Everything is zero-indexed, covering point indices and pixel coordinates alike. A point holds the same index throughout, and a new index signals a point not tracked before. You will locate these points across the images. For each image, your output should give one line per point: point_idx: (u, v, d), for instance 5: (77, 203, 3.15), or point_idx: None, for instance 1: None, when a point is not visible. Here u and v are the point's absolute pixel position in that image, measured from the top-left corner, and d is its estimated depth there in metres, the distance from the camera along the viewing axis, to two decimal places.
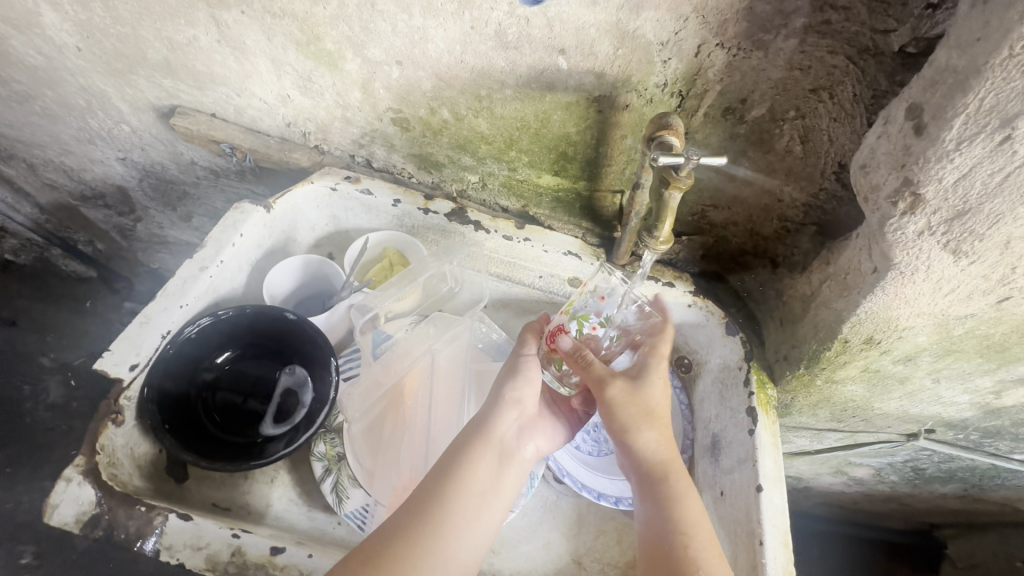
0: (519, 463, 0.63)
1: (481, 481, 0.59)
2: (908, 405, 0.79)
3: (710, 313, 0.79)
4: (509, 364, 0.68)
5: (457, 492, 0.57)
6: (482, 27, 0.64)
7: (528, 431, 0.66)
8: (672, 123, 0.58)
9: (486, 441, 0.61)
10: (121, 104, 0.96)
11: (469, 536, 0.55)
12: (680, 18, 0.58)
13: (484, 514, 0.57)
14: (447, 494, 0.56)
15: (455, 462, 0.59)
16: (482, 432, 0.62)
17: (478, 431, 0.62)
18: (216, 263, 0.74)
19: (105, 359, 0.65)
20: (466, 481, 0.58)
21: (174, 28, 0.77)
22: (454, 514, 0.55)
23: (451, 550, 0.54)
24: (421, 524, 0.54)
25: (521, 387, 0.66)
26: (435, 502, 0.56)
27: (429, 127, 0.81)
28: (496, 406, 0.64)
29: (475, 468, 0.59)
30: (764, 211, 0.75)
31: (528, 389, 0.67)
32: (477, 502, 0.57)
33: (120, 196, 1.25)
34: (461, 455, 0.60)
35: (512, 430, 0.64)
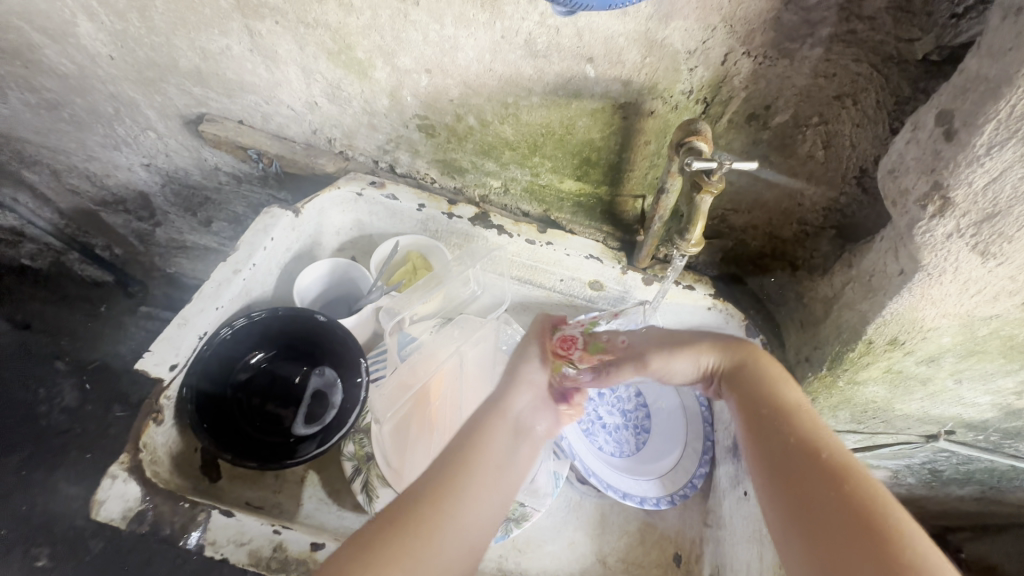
0: (531, 440, 0.62)
1: (497, 452, 0.57)
2: (929, 406, 0.80)
3: (730, 315, 0.80)
4: (524, 346, 0.67)
5: (474, 461, 0.55)
6: (512, 36, 0.66)
7: (543, 413, 0.65)
8: (702, 129, 0.60)
9: (500, 414, 0.60)
10: (149, 111, 0.98)
11: (484, 508, 0.53)
12: (708, 28, 0.60)
13: (500, 490, 0.55)
14: (465, 464, 0.54)
15: (470, 436, 0.57)
16: (497, 404, 0.61)
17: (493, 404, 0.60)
18: (249, 266, 0.76)
19: (147, 359, 0.67)
20: (481, 452, 0.56)
21: (208, 38, 0.79)
22: (473, 483, 0.54)
23: (467, 519, 0.52)
24: (437, 492, 0.52)
25: (533, 369, 0.65)
26: (449, 473, 0.54)
27: (454, 133, 0.83)
28: (511, 382, 0.63)
29: (491, 439, 0.57)
30: (784, 215, 0.77)
31: (541, 369, 0.65)
32: (494, 474, 0.56)
33: (141, 201, 1.27)
34: (476, 429, 0.58)
35: (527, 408, 0.63)
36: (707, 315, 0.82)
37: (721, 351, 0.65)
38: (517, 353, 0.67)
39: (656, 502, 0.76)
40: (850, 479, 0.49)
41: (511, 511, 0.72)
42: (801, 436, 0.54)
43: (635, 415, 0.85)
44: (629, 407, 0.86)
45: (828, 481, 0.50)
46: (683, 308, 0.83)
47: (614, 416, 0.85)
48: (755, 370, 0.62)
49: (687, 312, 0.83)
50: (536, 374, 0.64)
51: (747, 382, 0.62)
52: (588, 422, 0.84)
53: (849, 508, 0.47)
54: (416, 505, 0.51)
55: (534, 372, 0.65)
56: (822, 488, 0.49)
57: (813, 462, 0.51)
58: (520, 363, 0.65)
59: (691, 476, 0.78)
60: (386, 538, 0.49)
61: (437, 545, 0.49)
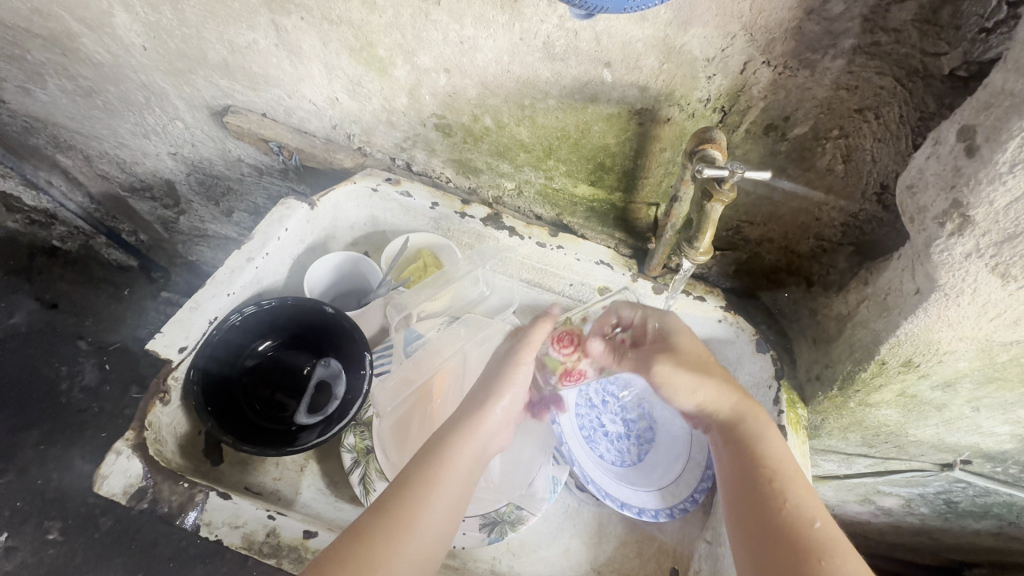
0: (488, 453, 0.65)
1: (458, 477, 0.58)
2: (944, 433, 0.77)
3: (740, 329, 0.79)
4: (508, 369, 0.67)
5: (436, 488, 0.56)
6: (531, 39, 0.66)
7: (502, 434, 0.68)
8: (716, 137, 0.59)
9: (466, 438, 0.61)
10: (178, 101, 1.01)
11: (438, 530, 0.55)
12: (728, 36, 0.59)
13: (450, 517, 0.57)
14: (431, 487, 0.56)
15: (434, 453, 0.59)
16: (468, 427, 0.62)
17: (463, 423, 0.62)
18: (262, 255, 0.77)
19: (157, 340, 0.68)
20: (444, 478, 0.57)
21: (236, 31, 0.81)
22: (430, 507, 0.55)
23: (412, 549, 0.53)
24: (397, 512, 0.54)
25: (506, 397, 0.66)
26: (410, 494, 0.55)
27: (471, 134, 0.83)
28: (483, 406, 0.64)
29: (455, 464, 0.59)
30: (800, 229, 0.75)
31: (514, 398, 0.67)
32: (451, 501, 0.57)
33: (166, 189, 1.30)
34: (444, 445, 0.59)
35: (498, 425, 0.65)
36: (716, 327, 0.80)
37: (727, 394, 0.65)
38: (495, 371, 0.68)
39: (655, 514, 0.75)
40: (830, 553, 0.51)
41: (506, 513, 0.73)
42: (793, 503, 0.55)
43: (639, 425, 0.84)
44: (633, 416, 0.84)
45: (805, 552, 0.51)
46: (692, 318, 0.81)
47: (617, 424, 0.84)
48: (752, 423, 0.63)
49: (696, 324, 0.82)
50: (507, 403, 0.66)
51: (735, 425, 0.64)
52: (590, 428, 0.83)
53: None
54: (379, 523, 0.53)
55: (506, 404, 0.66)
56: (793, 554, 0.52)
57: (794, 529, 0.53)
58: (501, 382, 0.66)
59: (693, 491, 0.76)
60: (342, 553, 0.51)
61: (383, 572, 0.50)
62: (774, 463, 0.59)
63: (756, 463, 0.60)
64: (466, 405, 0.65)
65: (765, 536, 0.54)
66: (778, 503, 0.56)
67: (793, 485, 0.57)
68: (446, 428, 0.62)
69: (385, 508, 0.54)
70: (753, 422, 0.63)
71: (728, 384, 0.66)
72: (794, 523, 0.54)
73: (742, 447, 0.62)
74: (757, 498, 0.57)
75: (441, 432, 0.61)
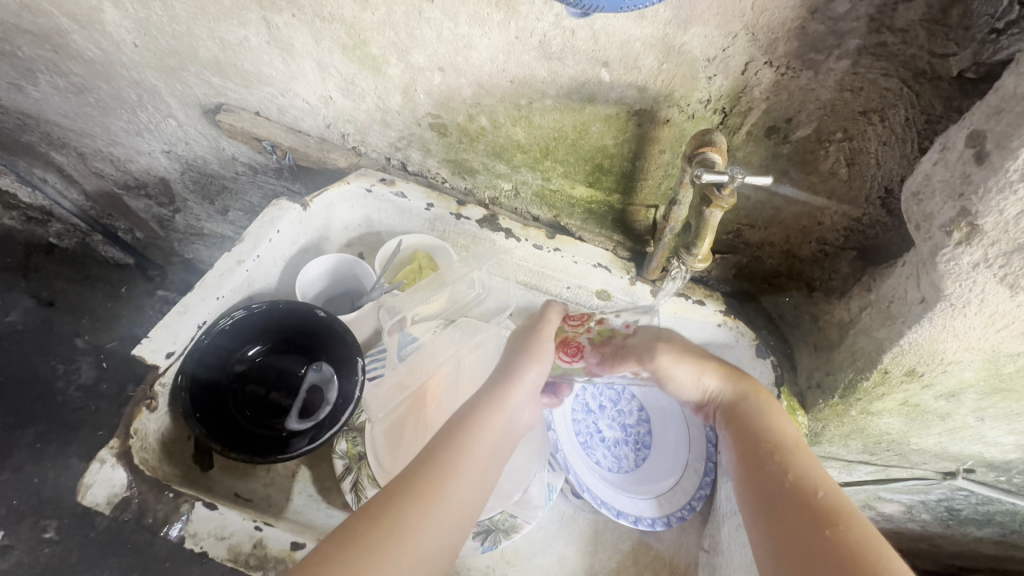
0: (513, 434, 0.63)
1: (484, 457, 0.56)
2: (948, 442, 0.76)
3: (740, 334, 0.78)
4: (534, 343, 0.66)
5: (455, 473, 0.54)
6: (527, 37, 0.65)
7: (529, 411, 0.66)
8: (716, 140, 0.57)
9: (491, 418, 0.59)
10: (171, 99, 0.99)
11: (462, 513, 0.53)
12: (729, 35, 0.58)
13: (472, 504, 0.55)
14: (457, 467, 0.54)
15: (456, 434, 0.56)
16: (495, 403, 0.60)
17: (489, 400, 0.60)
18: (253, 257, 0.76)
19: (144, 345, 0.67)
20: (465, 462, 0.55)
21: (227, 28, 0.79)
22: (451, 493, 0.53)
23: (429, 537, 0.50)
24: (411, 498, 0.51)
25: (534, 370, 0.64)
26: (425, 478, 0.53)
27: (466, 134, 0.82)
28: (511, 381, 0.62)
29: (478, 445, 0.57)
30: (802, 233, 0.74)
31: (544, 371, 0.65)
32: (474, 484, 0.55)
33: (161, 187, 1.29)
34: (470, 425, 0.57)
35: (523, 402, 0.63)
36: (716, 332, 0.79)
37: (723, 378, 0.67)
38: (523, 344, 0.66)
39: (651, 523, 0.74)
40: (837, 515, 0.50)
41: (500, 521, 0.71)
42: (796, 473, 0.55)
43: (636, 430, 0.83)
44: (630, 422, 0.83)
45: (812, 520, 0.50)
46: (692, 323, 0.80)
47: (614, 430, 0.83)
48: (753, 403, 0.64)
49: (695, 328, 0.81)
50: (535, 376, 0.64)
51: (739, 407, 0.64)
52: (586, 434, 0.82)
53: (830, 544, 0.48)
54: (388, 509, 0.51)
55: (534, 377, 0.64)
56: (805, 526, 0.50)
57: (800, 497, 0.52)
58: (527, 359, 0.65)
59: (690, 498, 0.75)
60: (350, 540, 0.48)
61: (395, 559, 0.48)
62: (775, 439, 0.59)
63: (756, 441, 0.60)
64: (494, 379, 0.63)
65: (777, 509, 0.53)
66: (780, 474, 0.55)
67: (795, 454, 0.57)
68: (471, 406, 0.60)
69: (393, 494, 0.52)
70: (754, 401, 0.64)
71: (725, 366, 0.67)
72: (797, 488, 0.53)
73: (746, 427, 0.62)
74: (762, 473, 0.57)
75: (466, 411, 0.59)
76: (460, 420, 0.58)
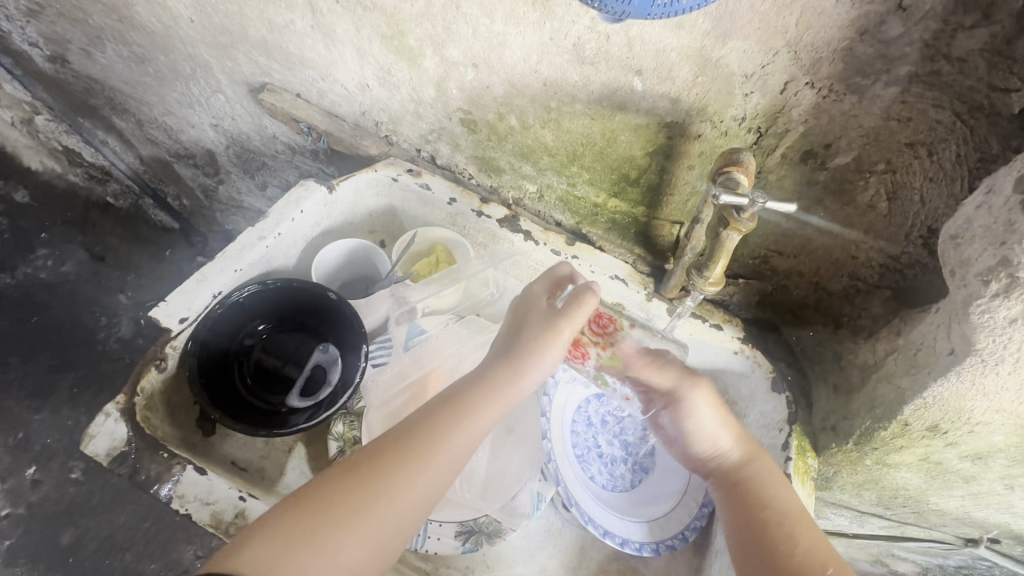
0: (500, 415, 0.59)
1: (453, 460, 0.53)
2: (971, 507, 0.71)
3: (757, 364, 0.75)
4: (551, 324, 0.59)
5: (379, 505, 0.49)
6: (561, 39, 0.63)
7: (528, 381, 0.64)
8: (744, 159, 0.54)
9: (480, 412, 0.55)
10: (221, 75, 1.03)
11: (406, 518, 0.51)
12: (770, 52, 0.55)
13: (421, 509, 0.52)
14: (412, 467, 0.51)
15: (435, 429, 0.53)
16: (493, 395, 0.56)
17: (475, 397, 0.55)
18: (273, 234, 0.78)
19: (160, 308, 0.70)
20: (429, 464, 0.52)
21: (275, 11, 0.82)
22: (393, 499, 0.50)
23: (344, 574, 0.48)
24: (355, 489, 0.50)
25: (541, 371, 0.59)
26: (377, 473, 0.50)
27: (495, 132, 0.81)
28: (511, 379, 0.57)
29: (461, 437, 0.54)
30: (834, 266, 0.69)
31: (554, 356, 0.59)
32: (425, 490, 0.52)
33: (208, 158, 1.34)
34: (450, 422, 0.54)
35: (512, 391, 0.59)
36: (731, 359, 0.77)
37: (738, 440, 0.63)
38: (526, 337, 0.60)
39: (638, 547, 0.72)
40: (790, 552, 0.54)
41: (485, 524, 0.71)
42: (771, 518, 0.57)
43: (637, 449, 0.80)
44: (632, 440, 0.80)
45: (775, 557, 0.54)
46: (708, 348, 0.78)
47: (613, 446, 0.80)
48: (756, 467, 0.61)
49: (710, 352, 0.78)
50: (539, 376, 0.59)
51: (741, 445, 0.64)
52: (584, 447, 0.79)
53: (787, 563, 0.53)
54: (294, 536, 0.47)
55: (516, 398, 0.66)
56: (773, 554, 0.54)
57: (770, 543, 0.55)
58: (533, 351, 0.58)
59: (683, 528, 0.72)
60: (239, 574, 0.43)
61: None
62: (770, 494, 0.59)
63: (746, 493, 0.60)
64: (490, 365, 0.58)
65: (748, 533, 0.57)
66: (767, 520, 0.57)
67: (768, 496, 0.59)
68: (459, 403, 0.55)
69: (348, 473, 0.50)
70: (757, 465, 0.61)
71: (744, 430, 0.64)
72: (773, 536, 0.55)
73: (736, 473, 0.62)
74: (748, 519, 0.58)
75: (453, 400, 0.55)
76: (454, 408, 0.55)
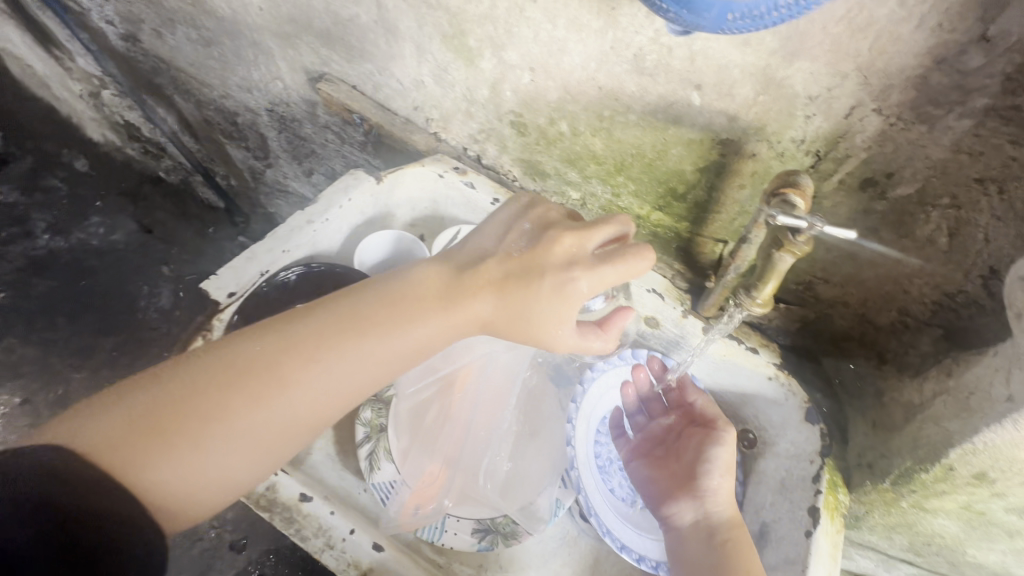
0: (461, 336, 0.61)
1: (366, 371, 0.58)
2: (1011, 563, 0.72)
3: (792, 393, 0.73)
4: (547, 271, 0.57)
5: (280, 401, 0.55)
6: (622, 49, 0.64)
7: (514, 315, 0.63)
8: (801, 182, 0.53)
9: (407, 333, 0.58)
10: (282, 63, 1.07)
11: (304, 415, 0.57)
12: (838, 75, 0.54)
13: (319, 408, 0.57)
14: (309, 372, 0.56)
15: (350, 343, 0.57)
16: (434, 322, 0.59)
17: (413, 320, 0.58)
18: (321, 219, 0.81)
19: (212, 281, 0.74)
20: (334, 371, 0.57)
21: (342, 4, 0.84)
22: (294, 400, 0.56)
23: (259, 458, 0.57)
24: (258, 389, 0.55)
25: (488, 301, 0.59)
26: (279, 375, 0.55)
27: (545, 136, 0.82)
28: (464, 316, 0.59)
29: (379, 352, 0.58)
30: (883, 299, 0.67)
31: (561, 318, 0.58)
32: (333, 395, 0.57)
33: (259, 142, 1.39)
34: (370, 339, 0.57)
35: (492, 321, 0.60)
36: (766, 385, 0.75)
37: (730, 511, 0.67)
38: (466, 263, 0.61)
39: (654, 566, 0.71)
40: None
41: (501, 524, 0.71)
42: None
43: None
44: None
45: None
46: (742, 370, 0.76)
47: None
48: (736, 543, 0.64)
49: (744, 376, 0.77)
50: (487, 309, 0.59)
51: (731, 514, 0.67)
52: (606, 459, 0.78)
53: None
54: (160, 419, 0.53)
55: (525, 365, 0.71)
56: None
57: None
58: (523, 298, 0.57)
59: None
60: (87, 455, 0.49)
61: (167, 505, 0.52)
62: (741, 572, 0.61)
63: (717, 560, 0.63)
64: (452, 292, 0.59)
65: None
66: None
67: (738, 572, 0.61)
68: (385, 319, 0.58)
69: (253, 373, 0.55)
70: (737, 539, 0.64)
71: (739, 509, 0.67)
72: None
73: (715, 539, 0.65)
74: None
75: (378, 318, 0.58)
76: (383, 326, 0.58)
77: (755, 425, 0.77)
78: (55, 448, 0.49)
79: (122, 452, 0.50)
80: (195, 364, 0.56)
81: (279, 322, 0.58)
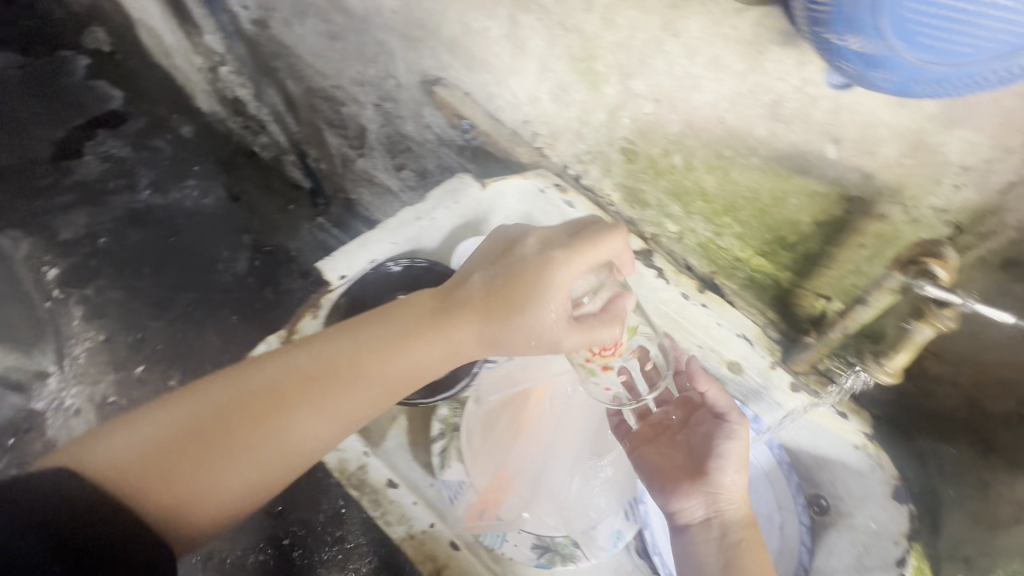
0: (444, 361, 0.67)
1: (361, 400, 0.65)
2: None
3: (879, 466, 0.72)
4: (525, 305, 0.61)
5: (286, 431, 0.63)
6: (760, 93, 0.63)
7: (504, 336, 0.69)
8: (947, 254, 0.51)
9: (396, 362, 0.64)
10: (400, 63, 1.12)
11: (308, 439, 0.64)
12: (1002, 148, 0.51)
13: (322, 435, 0.65)
14: (307, 397, 0.63)
15: (345, 373, 0.64)
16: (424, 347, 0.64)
17: (403, 346, 0.64)
18: (428, 217, 0.85)
19: (325, 262, 0.79)
20: (330, 400, 0.63)
21: (476, 17, 0.88)
22: (298, 427, 0.63)
23: (269, 476, 0.64)
24: (261, 417, 0.62)
25: (468, 330, 0.64)
26: (278, 404, 0.63)
27: (654, 167, 0.83)
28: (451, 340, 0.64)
29: (374, 383, 0.64)
30: (1001, 385, 0.63)
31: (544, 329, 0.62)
32: (332, 416, 0.64)
33: (359, 133, 1.45)
34: (362, 371, 0.64)
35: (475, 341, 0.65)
36: (851, 453, 0.74)
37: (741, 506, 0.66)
38: (452, 289, 0.67)
39: None
40: None
41: (562, 544, 0.73)
42: None
43: None
44: None
45: None
46: (828, 433, 0.75)
47: None
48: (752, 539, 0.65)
49: (828, 439, 0.76)
50: (469, 334, 0.64)
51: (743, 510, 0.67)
52: None
53: None
54: (172, 457, 0.60)
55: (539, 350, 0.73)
56: None
57: None
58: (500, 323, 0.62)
59: None
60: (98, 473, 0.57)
61: (185, 522, 0.61)
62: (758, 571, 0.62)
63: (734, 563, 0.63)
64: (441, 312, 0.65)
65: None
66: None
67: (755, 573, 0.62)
68: (375, 353, 0.64)
69: (252, 405, 0.62)
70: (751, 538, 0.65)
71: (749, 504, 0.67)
72: None
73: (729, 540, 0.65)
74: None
75: (372, 349, 0.64)
76: (375, 357, 0.64)
77: (827, 493, 0.80)
78: (71, 467, 0.57)
79: (150, 469, 0.60)
80: (207, 389, 0.64)
81: (278, 354, 0.66)
